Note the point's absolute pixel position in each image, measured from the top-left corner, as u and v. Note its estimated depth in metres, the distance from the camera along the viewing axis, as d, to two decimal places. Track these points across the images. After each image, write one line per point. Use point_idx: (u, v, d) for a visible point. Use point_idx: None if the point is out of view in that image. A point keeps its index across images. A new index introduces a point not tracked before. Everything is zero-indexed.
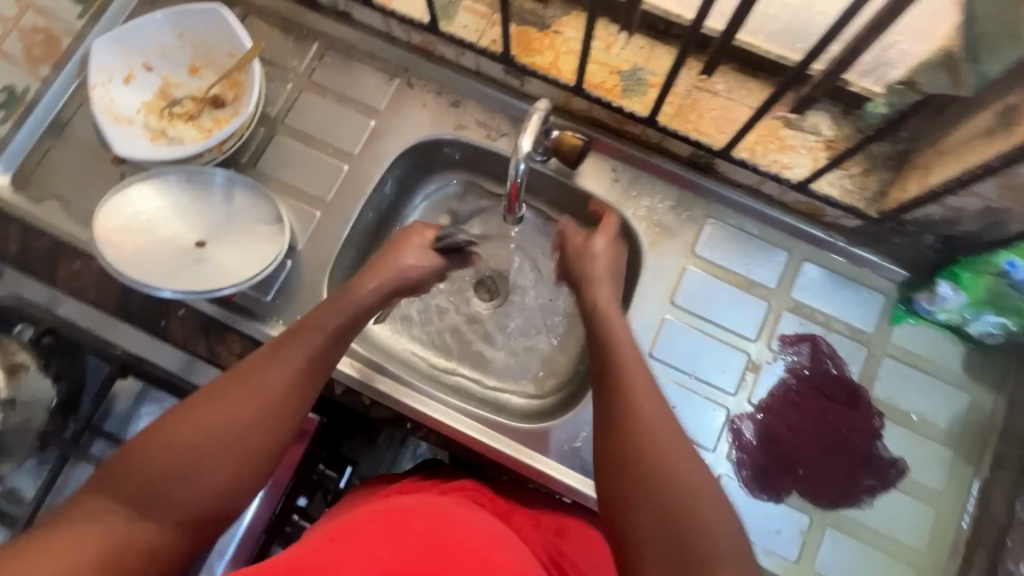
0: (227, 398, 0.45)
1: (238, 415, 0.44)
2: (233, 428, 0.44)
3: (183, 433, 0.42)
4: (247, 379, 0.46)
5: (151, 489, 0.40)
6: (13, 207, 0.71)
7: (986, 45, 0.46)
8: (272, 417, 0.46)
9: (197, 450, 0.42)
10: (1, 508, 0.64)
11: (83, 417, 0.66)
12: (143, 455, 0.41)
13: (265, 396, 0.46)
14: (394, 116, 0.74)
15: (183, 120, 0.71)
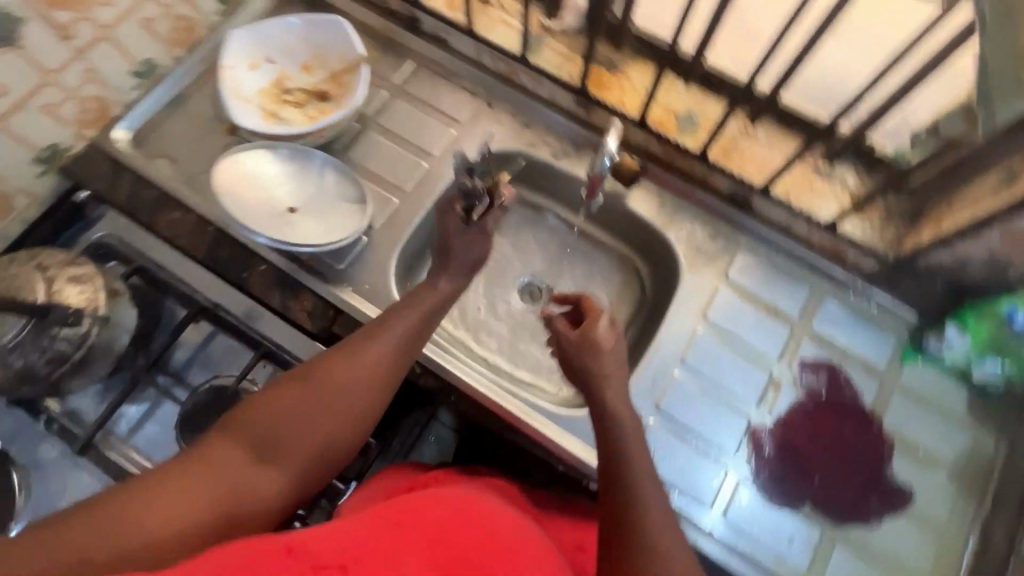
0: (330, 372, 0.56)
1: (338, 386, 0.55)
2: (333, 396, 0.55)
3: (294, 401, 0.53)
4: (346, 358, 0.57)
5: (267, 440, 0.51)
6: (129, 160, 0.79)
7: (1001, 95, 0.54)
8: (363, 392, 0.57)
9: (309, 410, 0.53)
10: (64, 423, 0.68)
11: (156, 350, 0.72)
12: (264, 411, 0.52)
13: (359, 373, 0.57)
14: (472, 129, 0.85)
15: (293, 107, 0.82)
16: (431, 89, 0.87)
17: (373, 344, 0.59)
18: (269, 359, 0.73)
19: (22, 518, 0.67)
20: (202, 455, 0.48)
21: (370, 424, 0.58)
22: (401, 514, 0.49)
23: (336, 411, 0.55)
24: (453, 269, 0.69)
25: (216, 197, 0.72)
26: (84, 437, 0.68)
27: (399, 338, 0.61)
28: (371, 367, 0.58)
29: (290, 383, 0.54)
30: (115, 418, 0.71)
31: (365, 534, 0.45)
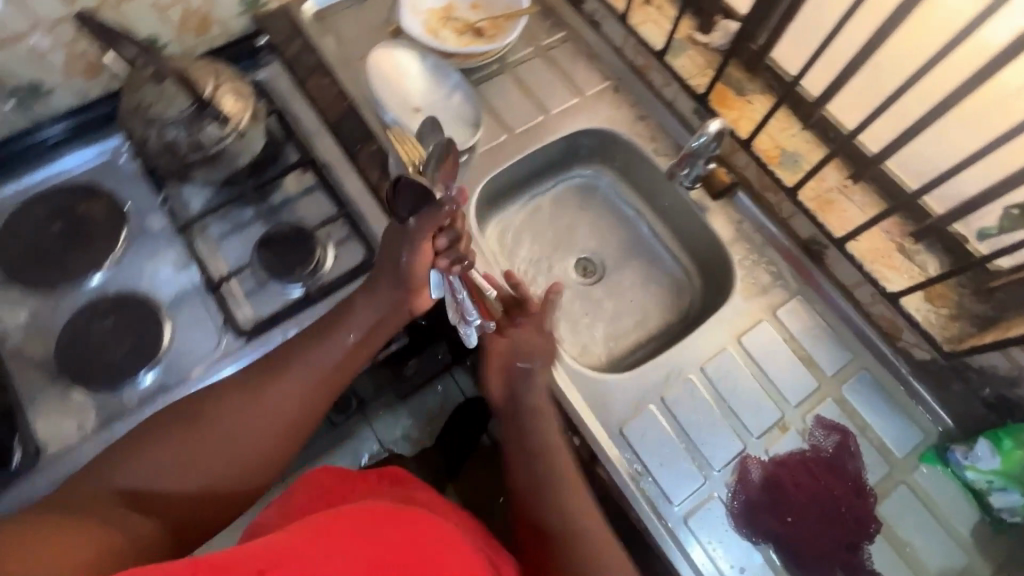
0: (221, 415, 0.56)
1: (228, 429, 0.56)
2: (229, 445, 0.55)
3: (180, 444, 0.53)
4: (243, 404, 0.58)
5: (155, 496, 0.51)
6: (307, 29, 0.93)
7: None
8: (264, 435, 0.58)
9: (200, 452, 0.54)
10: (174, 206, 0.81)
11: (264, 179, 0.83)
12: (146, 458, 0.52)
13: (259, 417, 0.58)
14: (592, 103, 0.91)
15: (449, 31, 0.92)
16: (570, 59, 0.94)
17: (281, 384, 0.60)
18: (348, 223, 0.82)
19: (105, 269, 0.78)
20: (76, 508, 0.47)
21: (268, 469, 0.58)
22: (327, 525, 0.46)
23: (233, 457, 0.55)
24: (375, 304, 0.66)
25: (368, 67, 0.85)
26: (184, 221, 0.80)
27: (310, 381, 0.62)
28: (280, 409, 0.59)
29: (174, 432, 0.54)
30: (208, 220, 0.81)
31: (288, 542, 0.43)
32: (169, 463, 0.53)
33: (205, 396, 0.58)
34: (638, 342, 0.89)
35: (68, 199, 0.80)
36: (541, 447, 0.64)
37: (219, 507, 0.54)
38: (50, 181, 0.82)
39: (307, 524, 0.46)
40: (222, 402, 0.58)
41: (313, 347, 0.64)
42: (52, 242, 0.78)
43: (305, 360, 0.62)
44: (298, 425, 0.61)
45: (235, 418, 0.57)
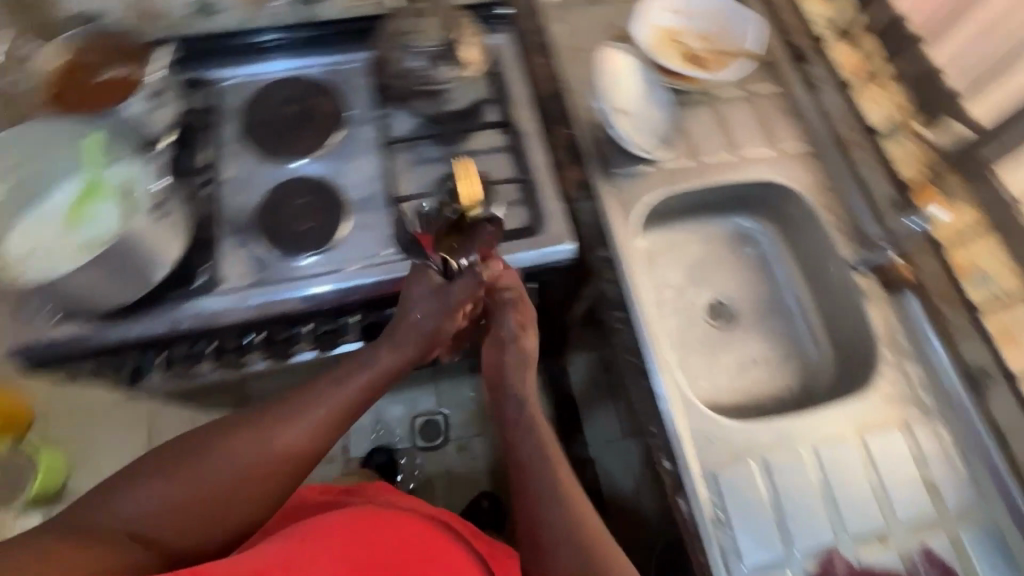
0: (221, 452, 0.59)
1: (228, 466, 0.58)
2: (224, 482, 0.58)
3: (176, 480, 0.56)
4: (243, 441, 0.60)
5: (147, 526, 0.54)
6: (543, 10, 0.99)
7: None
8: (265, 471, 0.60)
9: (194, 489, 0.57)
10: (384, 123, 0.89)
11: (465, 125, 0.89)
12: (145, 491, 0.55)
13: (260, 456, 0.59)
14: (785, 159, 0.91)
15: (669, 51, 0.92)
16: (776, 112, 0.94)
17: (288, 423, 0.62)
18: (524, 189, 0.86)
19: (312, 156, 0.87)
20: (72, 534, 0.51)
21: (263, 502, 0.60)
22: (303, 545, 0.57)
23: (231, 497, 0.58)
24: (400, 347, 0.68)
25: (598, 54, 0.89)
26: (388, 139, 0.88)
27: (319, 421, 0.63)
28: (285, 444, 0.61)
29: (172, 475, 0.56)
30: (407, 145, 0.88)
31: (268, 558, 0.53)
32: (169, 498, 0.56)
33: (211, 429, 0.61)
34: (750, 400, 0.87)
35: (305, 91, 0.90)
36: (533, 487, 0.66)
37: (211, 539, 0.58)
38: (247, 77, 0.91)
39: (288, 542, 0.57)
40: (224, 437, 0.60)
41: (328, 384, 0.65)
42: (285, 119, 0.88)
43: (321, 393, 0.65)
44: (297, 462, 0.62)
45: (235, 456, 0.59)
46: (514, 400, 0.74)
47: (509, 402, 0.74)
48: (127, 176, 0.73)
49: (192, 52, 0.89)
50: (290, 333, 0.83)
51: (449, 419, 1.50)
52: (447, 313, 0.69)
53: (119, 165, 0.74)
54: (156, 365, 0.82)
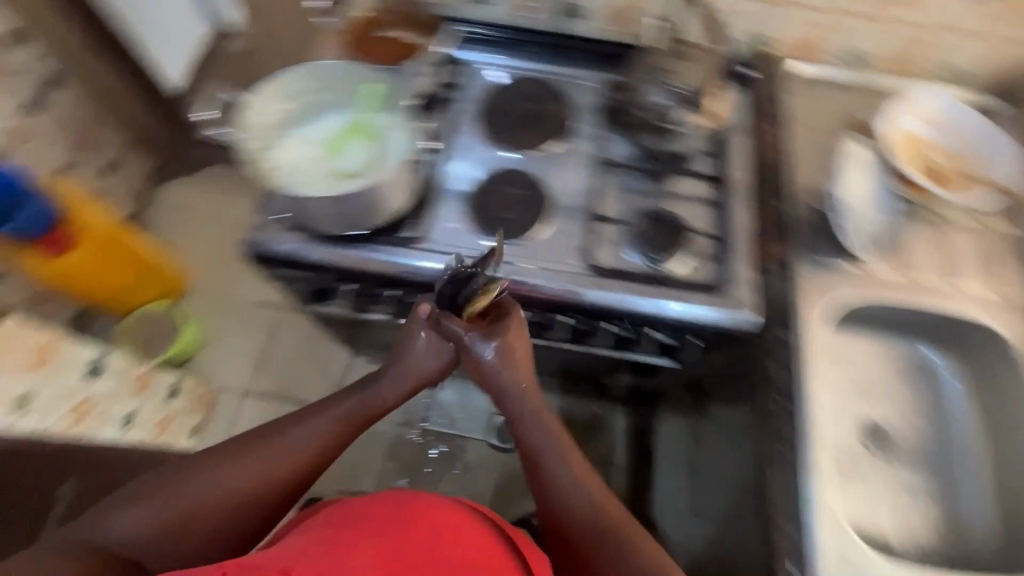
0: (208, 477, 0.61)
1: (216, 493, 0.61)
2: (211, 508, 0.60)
3: (167, 503, 0.59)
4: (228, 466, 0.62)
5: (140, 546, 0.58)
6: (783, 81, 0.98)
7: None
8: (253, 492, 0.63)
9: (181, 514, 0.59)
10: (603, 145, 0.93)
11: (680, 169, 0.91)
12: (132, 515, 0.58)
13: (247, 478, 0.62)
14: (1006, 306, 0.84)
15: (909, 159, 0.88)
16: (1006, 254, 0.87)
17: (279, 444, 0.65)
18: (720, 246, 0.86)
19: (525, 152, 0.92)
20: (67, 551, 0.54)
21: (254, 518, 0.63)
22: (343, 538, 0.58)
23: (220, 521, 0.61)
24: (398, 380, 0.71)
25: (844, 143, 0.89)
26: (603, 160, 0.92)
27: (327, 431, 0.67)
28: (274, 469, 0.64)
29: (161, 500, 0.59)
30: (619, 171, 0.92)
31: (305, 552, 0.55)
32: (158, 522, 0.59)
33: (198, 452, 0.64)
34: (895, 542, 0.80)
35: (542, 93, 0.96)
36: (568, 500, 0.68)
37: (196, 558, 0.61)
38: (492, 65, 0.99)
39: (322, 535, 0.59)
40: (211, 464, 0.62)
41: (319, 411, 0.68)
42: (518, 114, 0.94)
43: (311, 419, 0.67)
44: (289, 474, 0.64)
45: (222, 483, 0.61)
46: (519, 400, 0.70)
47: (510, 401, 0.70)
48: (392, 141, 0.80)
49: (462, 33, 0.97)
50: None
51: None
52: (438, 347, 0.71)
53: (386, 126, 0.81)
54: (344, 295, 0.92)
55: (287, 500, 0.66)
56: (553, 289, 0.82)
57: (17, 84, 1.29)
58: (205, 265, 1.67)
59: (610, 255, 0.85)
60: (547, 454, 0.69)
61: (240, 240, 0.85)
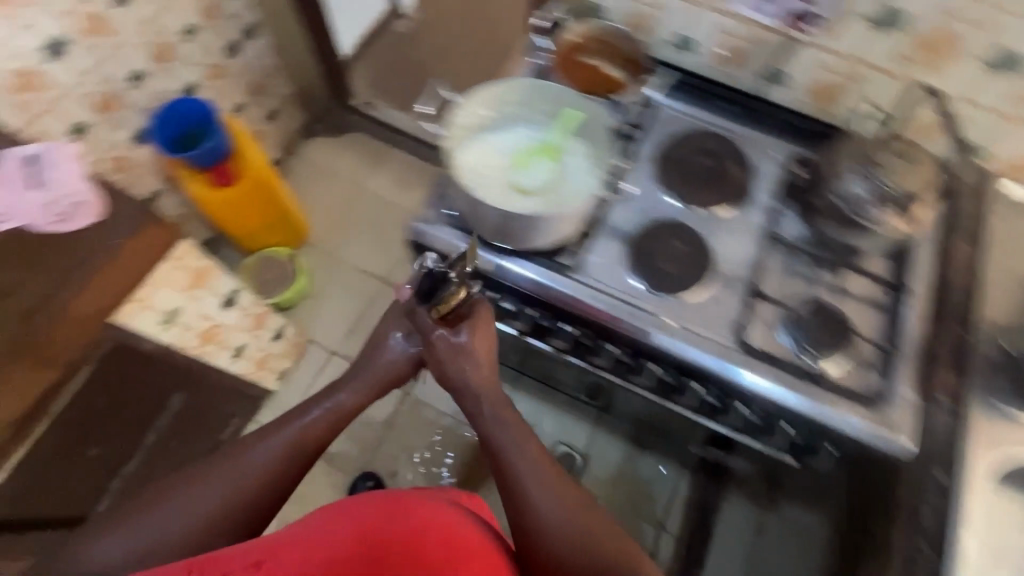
0: (180, 494, 0.65)
1: (189, 513, 0.64)
2: (186, 530, 0.64)
3: (145, 521, 0.63)
4: (201, 488, 0.66)
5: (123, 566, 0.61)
6: (989, 198, 0.89)
7: None
8: (230, 511, 0.66)
9: (158, 531, 0.63)
10: (774, 219, 0.89)
11: (853, 266, 0.85)
12: (116, 533, 0.63)
13: (220, 495, 0.66)
14: None
15: None
16: None
17: (247, 459, 0.69)
18: (883, 358, 0.80)
19: (690, 205, 0.90)
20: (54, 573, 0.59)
21: (234, 533, 0.66)
22: (323, 535, 0.58)
23: (195, 540, 0.64)
24: (369, 382, 0.79)
25: None
26: (771, 235, 0.88)
27: (298, 442, 0.71)
28: (247, 480, 0.67)
29: (140, 526, 0.63)
30: (786, 250, 0.87)
31: (288, 542, 0.58)
32: (142, 549, 0.62)
33: (177, 471, 0.69)
34: None
35: (724, 150, 0.93)
36: (552, 513, 0.67)
37: None
38: (678, 110, 0.97)
39: (312, 526, 0.59)
40: (182, 485, 0.66)
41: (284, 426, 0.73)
42: (695, 167, 0.92)
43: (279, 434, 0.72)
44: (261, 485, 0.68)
45: (194, 501, 0.65)
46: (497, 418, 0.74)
47: (470, 399, 0.76)
48: (572, 170, 0.82)
49: (658, 81, 0.98)
50: (594, 344, 0.90)
51: (588, 467, 1.56)
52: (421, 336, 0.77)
53: (568, 154, 0.83)
54: None
55: (267, 514, 0.69)
56: (695, 354, 0.80)
57: (228, 29, 1.42)
58: (328, 225, 1.76)
59: (759, 335, 0.82)
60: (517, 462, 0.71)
61: (405, 225, 0.89)
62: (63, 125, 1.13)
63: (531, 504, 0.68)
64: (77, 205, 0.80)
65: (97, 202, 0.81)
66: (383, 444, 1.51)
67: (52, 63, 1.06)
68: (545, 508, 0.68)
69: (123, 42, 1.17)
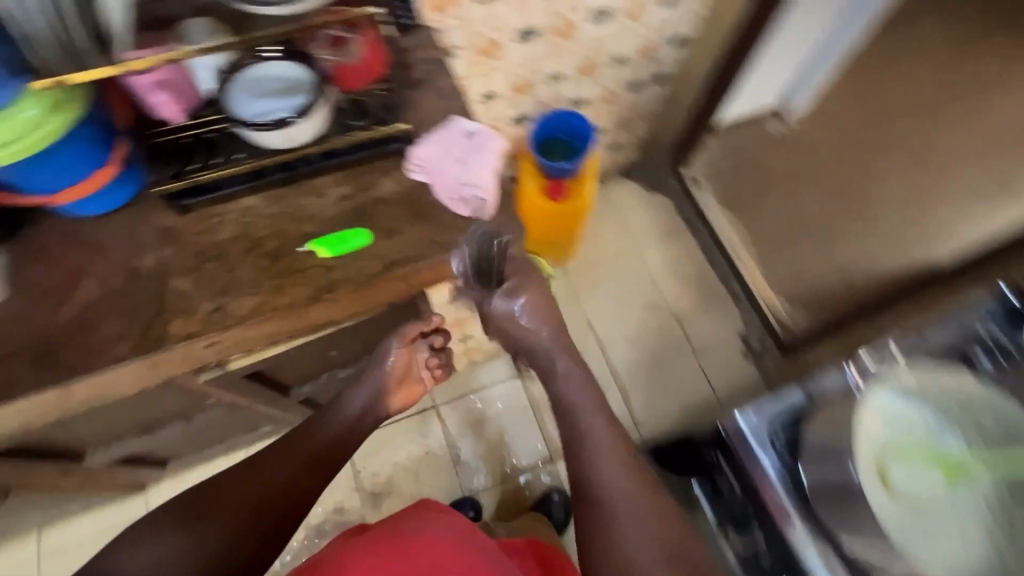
0: (248, 464, 0.77)
1: (256, 480, 0.75)
2: (249, 495, 0.73)
3: (221, 483, 0.74)
4: (262, 460, 0.78)
5: (203, 521, 0.70)
6: None
7: None
8: (278, 481, 0.76)
9: (232, 488, 0.74)
10: None
11: None
12: (195, 494, 0.73)
13: (276, 459, 0.78)
14: None
15: None
16: None
17: (307, 435, 0.82)
18: None
19: None
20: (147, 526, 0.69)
21: (290, 497, 0.76)
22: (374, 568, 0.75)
23: (260, 504, 0.74)
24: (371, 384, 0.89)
25: None
26: None
27: (340, 431, 0.83)
28: (307, 449, 0.80)
29: (206, 494, 0.73)
30: None
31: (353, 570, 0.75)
32: (206, 514, 0.71)
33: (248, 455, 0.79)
34: None
35: None
36: (598, 472, 0.78)
37: (247, 536, 0.72)
38: None
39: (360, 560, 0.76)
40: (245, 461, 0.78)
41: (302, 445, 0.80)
42: None
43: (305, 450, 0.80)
44: (279, 500, 0.75)
45: (263, 467, 0.77)
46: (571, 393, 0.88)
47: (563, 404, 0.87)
48: (953, 504, 0.69)
49: None
50: None
51: None
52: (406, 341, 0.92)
53: (968, 487, 0.70)
54: (744, 519, 0.86)
55: (311, 487, 0.78)
56: None
57: (646, 71, 1.44)
58: (589, 263, 1.78)
59: None
60: (576, 415, 0.85)
61: (735, 413, 0.82)
62: (482, 90, 1.24)
63: (587, 464, 0.79)
64: (478, 199, 0.85)
65: (490, 204, 0.85)
66: (504, 483, 1.50)
67: (517, 44, 1.15)
68: (594, 468, 0.79)
69: (571, 49, 1.23)
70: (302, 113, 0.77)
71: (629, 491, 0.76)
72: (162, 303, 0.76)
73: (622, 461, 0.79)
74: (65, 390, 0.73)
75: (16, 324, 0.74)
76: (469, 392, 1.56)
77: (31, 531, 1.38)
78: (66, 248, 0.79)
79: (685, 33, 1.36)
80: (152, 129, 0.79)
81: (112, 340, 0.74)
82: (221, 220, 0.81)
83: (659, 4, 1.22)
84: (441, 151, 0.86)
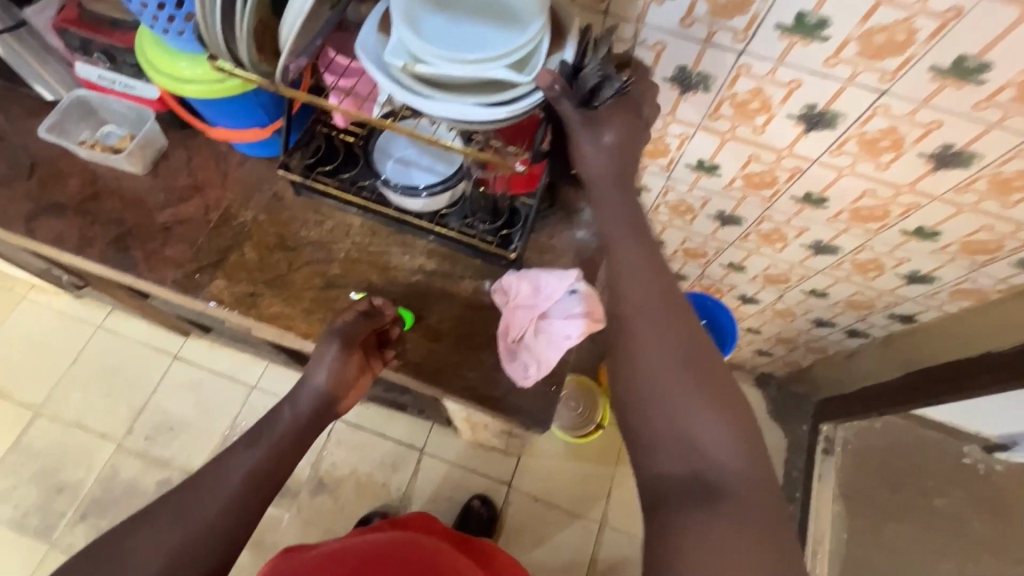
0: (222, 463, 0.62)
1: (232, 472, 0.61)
2: (235, 485, 0.59)
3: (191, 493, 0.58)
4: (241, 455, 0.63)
5: (176, 534, 0.54)
6: None
7: None
8: (260, 468, 0.62)
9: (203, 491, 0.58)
10: None
11: None
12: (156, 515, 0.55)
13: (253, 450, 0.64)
14: None
15: None
16: None
17: (298, 394, 0.71)
18: None
19: None
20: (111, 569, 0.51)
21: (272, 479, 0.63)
22: (380, 558, 0.80)
23: (244, 493, 0.59)
24: (321, 364, 0.71)
25: None
26: None
27: (320, 377, 0.71)
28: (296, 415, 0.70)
29: (170, 509, 0.56)
30: None
31: (367, 562, 0.79)
32: (179, 526, 0.54)
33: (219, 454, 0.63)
34: None
35: None
36: (627, 301, 0.56)
37: (242, 525, 0.57)
38: None
39: (365, 555, 0.81)
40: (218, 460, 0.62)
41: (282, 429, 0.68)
42: None
43: (262, 442, 0.66)
44: (267, 484, 0.62)
45: (243, 459, 0.63)
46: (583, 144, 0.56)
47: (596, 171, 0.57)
48: None
49: None
50: None
51: None
52: (347, 357, 0.72)
53: None
54: None
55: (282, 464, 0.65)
56: None
57: (844, 320, 1.17)
58: None
59: None
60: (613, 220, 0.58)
61: None
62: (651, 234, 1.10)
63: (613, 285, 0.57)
64: (523, 368, 0.75)
65: (543, 366, 0.74)
66: None
67: (710, 220, 0.99)
68: (622, 293, 0.56)
69: (768, 254, 1.04)
70: (429, 190, 0.75)
71: (662, 307, 0.55)
72: (224, 258, 0.80)
73: (660, 285, 0.56)
74: (118, 275, 0.80)
75: (127, 200, 0.83)
76: (457, 465, 1.49)
77: (104, 304, 1.61)
78: (202, 164, 0.86)
79: (917, 315, 1.07)
80: (320, 117, 0.81)
81: (172, 262, 0.80)
82: (321, 220, 0.83)
83: (901, 277, 0.97)
84: (530, 290, 0.77)
